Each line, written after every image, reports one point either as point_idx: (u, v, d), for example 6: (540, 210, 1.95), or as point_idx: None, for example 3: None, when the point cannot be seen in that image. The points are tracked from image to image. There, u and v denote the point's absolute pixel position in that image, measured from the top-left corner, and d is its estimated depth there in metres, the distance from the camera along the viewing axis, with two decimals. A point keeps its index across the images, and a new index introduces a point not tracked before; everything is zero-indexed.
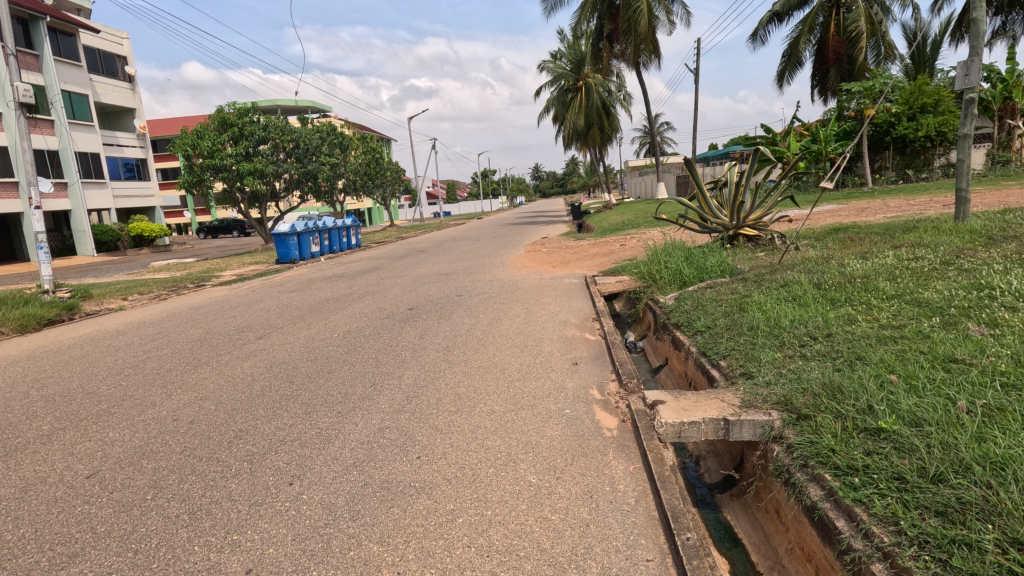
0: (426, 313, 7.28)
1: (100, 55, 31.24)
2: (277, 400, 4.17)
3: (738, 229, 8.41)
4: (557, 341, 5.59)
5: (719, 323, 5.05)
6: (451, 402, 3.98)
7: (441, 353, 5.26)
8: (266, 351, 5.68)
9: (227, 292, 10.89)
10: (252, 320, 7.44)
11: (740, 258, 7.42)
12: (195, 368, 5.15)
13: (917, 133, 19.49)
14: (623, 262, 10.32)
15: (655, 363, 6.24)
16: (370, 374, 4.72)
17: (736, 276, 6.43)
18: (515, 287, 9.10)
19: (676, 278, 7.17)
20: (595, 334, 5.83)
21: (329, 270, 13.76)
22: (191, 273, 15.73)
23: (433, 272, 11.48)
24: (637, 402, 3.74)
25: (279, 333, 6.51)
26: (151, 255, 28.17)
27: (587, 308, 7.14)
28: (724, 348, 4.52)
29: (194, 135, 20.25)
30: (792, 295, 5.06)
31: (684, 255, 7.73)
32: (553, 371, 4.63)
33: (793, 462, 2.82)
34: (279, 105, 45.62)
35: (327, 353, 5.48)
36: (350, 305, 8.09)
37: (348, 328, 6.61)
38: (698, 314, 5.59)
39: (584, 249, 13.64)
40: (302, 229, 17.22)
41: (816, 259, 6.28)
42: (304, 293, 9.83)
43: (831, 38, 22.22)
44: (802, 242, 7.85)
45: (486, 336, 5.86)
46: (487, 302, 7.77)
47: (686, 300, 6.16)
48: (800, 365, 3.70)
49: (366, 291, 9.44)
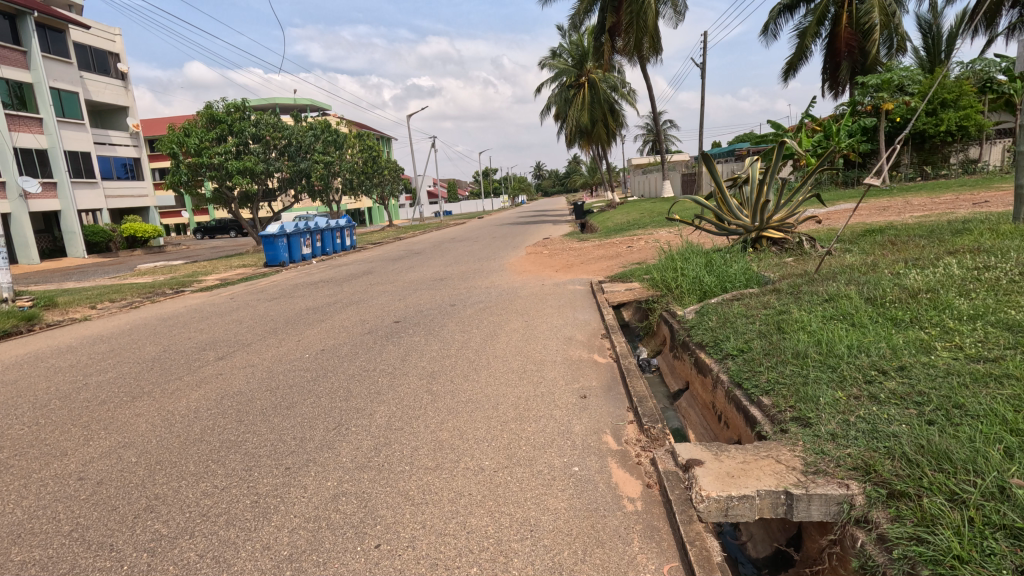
0: (412, 326, 6.47)
1: (91, 51, 30.47)
2: (213, 450, 3.36)
3: (761, 231, 7.58)
4: (562, 365, 4.80)
5: (755, 347, 4.23)
6: (429, 454, 3.18)
7: (425, 382, 4.45)
8: (222, 376, 4.87)
9: (204, 299, 10.09)
10: (218, 335, 6.63)
11: (767, 264, 6.62)
12: (131, 400, 4.34)
13: (938, 128, 18.67)
14: (632, 267, 9.53)
15: (672, 386, 5.50)
16: (335, 411, 3.91)
17: (766, 287, 5.62)
18: (514, 296, 8.26)
19: (696, 287, 6.35)
20: (605, 355, 5.03)
21: (318, 274, 12.95)
22: (175, 276, 14.98)
23: (426, 277, 10.69)
24: (664, 459, 2.93)
25: (244, 352, 5.69)
26: (142, 256, 27.49)
27: (594, 322, 6.33)
28: (765, 381, 3.71)
29: (181, 133, 19.48)
30: (842, 313, 4.23)
31: (703, 262, 6.93)
32: (557, 409, 3.81)
33: (892, 564, 2.03)
34: (276, 103, 44.82)
35: (292, 379, 4.68)
36: (330, 317, 7.29)
37: (323, 347, 5.80)
38: (726, 333, 4.78)
39: (589, 251, 12.82)
40: (293, 229, 16.42)
41: (859, 267, 5.45)
42: (285, 301, 9.02)
43: (842, 30, 21.07)
44: (836, 245, 7.03)
45: (481, 358, 5.07)
46: (482, 314, 6.97)
47: (710, 315, 5.36)
48: (874, 411, 2.89)
49: (352, 300, 8.64)
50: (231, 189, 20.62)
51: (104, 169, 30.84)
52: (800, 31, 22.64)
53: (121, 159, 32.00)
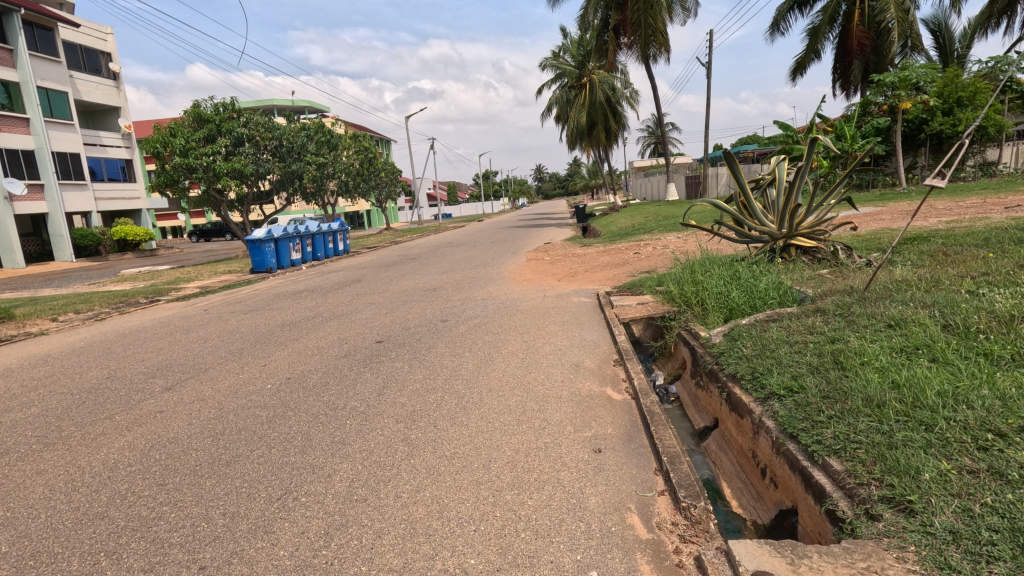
0: (397, 348, 5.65)
1: (82, 50, 29.70)
2: (112, 536, 2.54)
3: (789, 239, 6.79)
4: (571, 402, 4.01)
5: (809, 386, 3.44)
6: (396, 547, 2.39)
7: (402, 427, 3.64)
8: (161, 415, 4.05)
9: (177, 310, 9.26)
10: (175, 357, 5.82)
11: (800, 278, 5.84)
12: (38, 450, 3.52)
13: (955, 129, 17.91)
14: (641, 276, 8.77)
15: (697, 422, 4.73)
16: (284, 472, 3.09)
17: (806, 306, 4.81)
18: (513, 310, 7.43)
19: (722, 304, 5.54)
20: (620, 388, 4.24)
21: (305, 282, 12.18)
22: (156, 282, 14.25)
23: (419, 286, 9.91)
24: (717, 565, 2.15)
25: (197, 382, 4.86)
26: (132, 260, 26.83)
27: (604, 343, 5.53)
28: (830, 436, 2.90)
29: (167, 133, 18.67)
30: (915, 345, 3.43)
31: (727, 275, 6.14)
32: (564, 470, 3.03)
33: None
34: (273, 105, 44.02)
35: (245, 420, 3.89)
36: (307, 334, 6.51)
37: (292, 374, 5.00)
38: (766, 363, 3.99)
39: (593, 257, 12.02)
40: (282, 234, 15.57)
41: (918, 283, 4.64)
42: (261, 314, 8.20)
43: (855, 28, 20.17)
44: (876, 255, 6.25)
45: (476, 390, 4.28)
46: (477, 332, 6.18)
47: (743, 339, 4.56)
48: (1008, 499, 2.10)
49: (334, 313, 7.84)
50: (221, 191, 19.66)
51: (94, 170, 30.04)
52: (811, 28, 21.85)
53: (113, 160, 31.23)
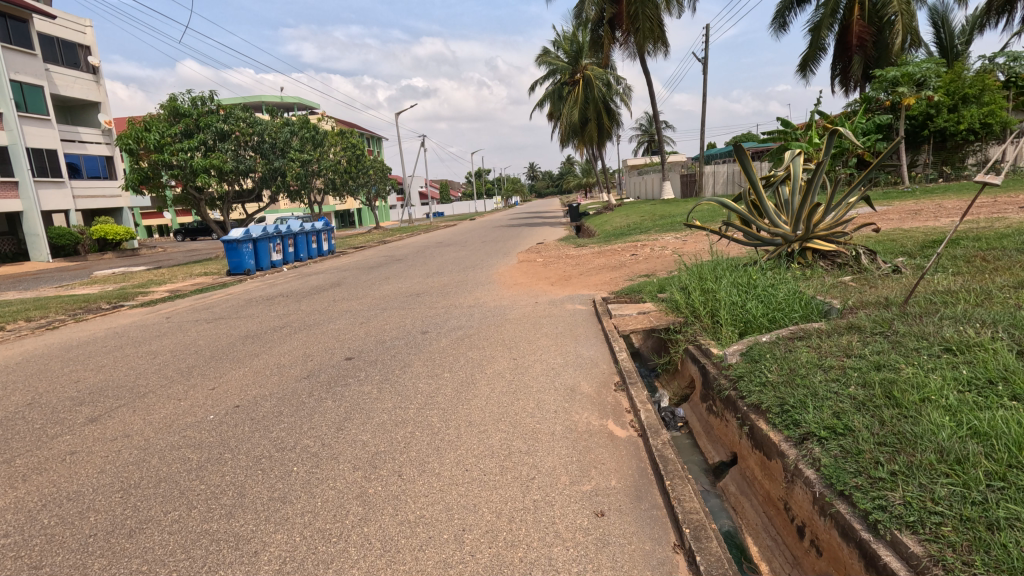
0: (367, 367, 4.96)
1: (60, 43, 28.66)
2: None
3: (806, 241, 6.17)
4: (565, 440, 3.37)
5: (859, 427, 2.80)
6: None
7: (359, 478, 2.97)
8: (71, 459, 3.34)
9: (137, 318, 8.50)
10: (115, 378, 5.09)
11: (823, 286, 5.21)
12: None
13: (959, 126, 17.38)
14: (640, 281, 8.12)
15: (711, 456, 4.11)
16: (200, 548, 2.41)
17: (837, 322, 4.17)
18: (502, 320, 6.74)
19: (736, 317, 4.88)
20: (624, 422, 3.58)
21: (281, 286, 11.43)
22: (125, 285, 13.45)
23: (402, 291, 9.23)
24: None
25: (128, 411, 4.15)
26: (112, 261, 25.93)
27: (603, 360, 4.88)
28: (901, 501, 2.27)
29: (141, 127, 17.81)
30: (990, 378, 2.80)
31: (740, 282, 5.50)
32: (559, 544, 2.37)
33: None
34: (260, 101, 43.00)
35: (171, 464, 3.21)
36: (271, 349, 5.80)
37: (243, 400, 4.30)
38: (798, 392, 3.36)
39: (588, 259, 11.34)
40: (261, 234, 14.77)
41: (968, 296, 4.01)
42: (226, 323, 7.47)
43: (855, 22, 19.62)
44: (904, 261, 5.63)
45: (453, 424, 3.63)
46: (459, 347, 5.52)
47: (765, 361, 3.92)
48: None
49: (306, 322, 7.12)
50: (200, 189, 19.18)
51: (73, 167, 29.04)
52: (811, 23, 21.27)
53: (92, 157, 30.20)
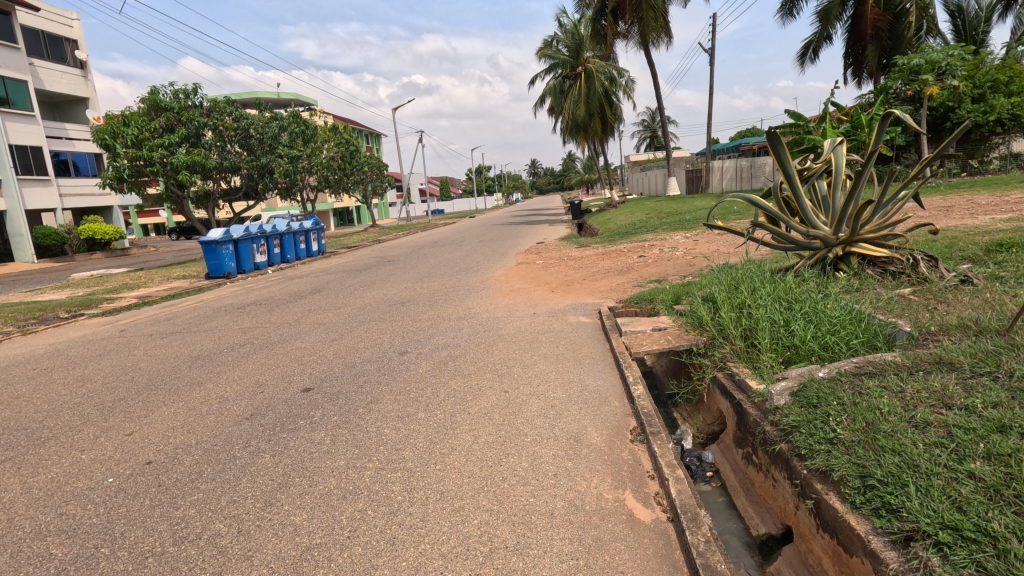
0: (326, 404, 4.05)
1: (46, 37, 27.70)
2: None
3: (850, 246, 5.24)
4: (567, 529, 2.45)
5: (1014, 539, 1.88)
6: None
7: None
8: None
9: (90, 331, 7.61)
10: (21, 415, 4.20)
11: (882, 301, 4.29)
12: None
13: (987, 116, 16.37)
14: (651, 287, 7.23)
15: (756, 525, 3.19)
16: None
17: (920, 354, 3.23)
18: (495, 337, 5.80)
19: (780, 343, 3.95)
20: (648, 498, 2.67)
21: (259, 291, 10.55)
22: (98, 290, 12.58)
23: (387, 299, 8.34)
24: None
25: (8, 470, 3.24)
26: (99, 261, 25.14)
27: (614, 395, 3.96)
28: None
29: (119, 121, 16.78)
30: None
31: (781, 295, 4.58)
32: None
33: None
34: (255, 98, 42.09)
35: (20, 569, 2.32)
36: (220, 376, 4.90)
37: (159, 453, 3.38)
38: (890, 458, 2.45)
39: (592, 261, 10.42)
40: (243, 234, 13.86)
41: None
42: (181, 339, 6.56)
43: (869, 11, 18.58)
44: (973, 272, 4.70)
45: (419, 498, 2.72)
46: (440, 374, 4.61)
47: (828, 407, 2.98)
48: None
49: (271, 339, 6.22)
50: (183, 187, 18.24)
51: (61, 165, 28.18)
52: (821, 11, 20.07)
53: (80, 154, 29.22)
